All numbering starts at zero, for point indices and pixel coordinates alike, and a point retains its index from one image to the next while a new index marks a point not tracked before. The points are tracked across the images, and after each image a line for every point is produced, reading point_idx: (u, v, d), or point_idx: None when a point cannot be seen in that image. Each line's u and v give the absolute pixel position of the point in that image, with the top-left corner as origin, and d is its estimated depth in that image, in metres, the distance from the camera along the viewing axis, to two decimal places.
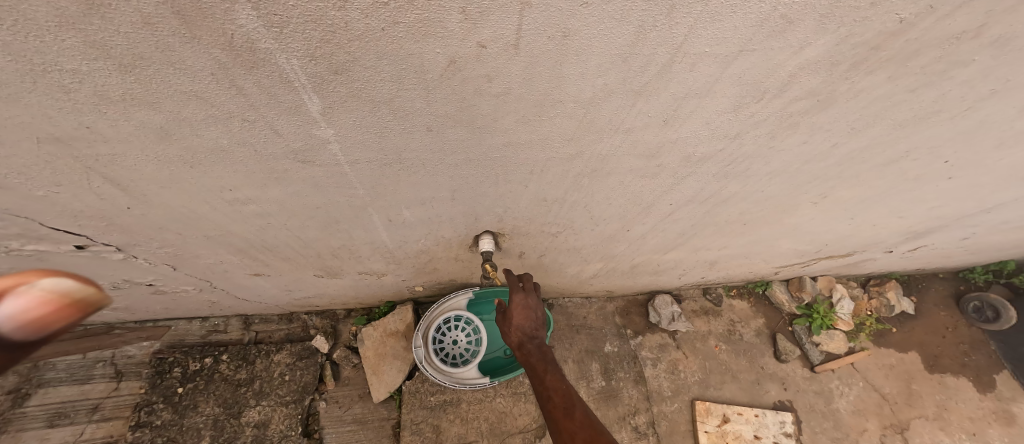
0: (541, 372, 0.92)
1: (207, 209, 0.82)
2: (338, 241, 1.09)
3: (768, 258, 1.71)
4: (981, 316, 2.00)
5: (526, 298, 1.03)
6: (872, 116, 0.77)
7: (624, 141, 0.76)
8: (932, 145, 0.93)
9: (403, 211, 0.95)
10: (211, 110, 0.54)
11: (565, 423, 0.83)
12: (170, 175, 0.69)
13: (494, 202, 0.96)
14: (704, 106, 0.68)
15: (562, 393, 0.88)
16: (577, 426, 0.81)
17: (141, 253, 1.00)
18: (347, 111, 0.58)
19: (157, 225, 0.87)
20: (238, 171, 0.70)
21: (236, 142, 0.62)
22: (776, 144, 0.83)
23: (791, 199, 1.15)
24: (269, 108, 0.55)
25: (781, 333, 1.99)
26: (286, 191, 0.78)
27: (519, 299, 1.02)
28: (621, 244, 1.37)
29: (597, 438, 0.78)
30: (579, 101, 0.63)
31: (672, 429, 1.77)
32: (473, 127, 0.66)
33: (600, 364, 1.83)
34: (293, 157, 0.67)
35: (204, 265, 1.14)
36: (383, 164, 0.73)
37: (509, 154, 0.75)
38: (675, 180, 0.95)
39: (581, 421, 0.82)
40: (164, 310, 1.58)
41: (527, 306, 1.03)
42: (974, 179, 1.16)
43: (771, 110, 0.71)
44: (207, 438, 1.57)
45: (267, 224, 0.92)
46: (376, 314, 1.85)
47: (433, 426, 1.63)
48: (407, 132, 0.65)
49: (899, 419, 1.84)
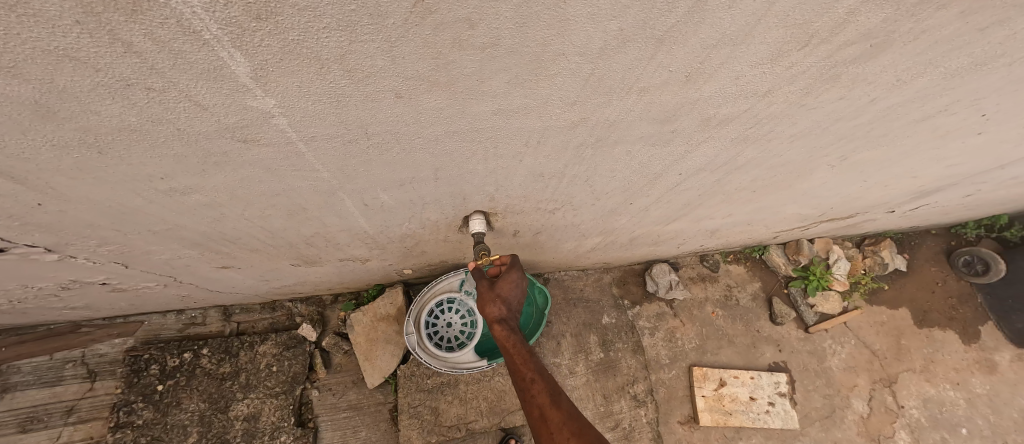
0: (522, 356, 0.89)
1: (142, 202, 0.69)
2: (310, 229, 0.96)
3: (771, 224, 1.63)
4: (970, 270, 1.96)
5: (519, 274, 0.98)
6: (927, 63, 0.66)
7: (638, 103, 0.64)
8: (976, 97, 0.82)
9: (380, 193, 0.82)
10: (97, 76, 0.41)
11: (551, 413, 0.79)
12: (77, 163, 0.55)
13: (484, 179, 0.83)
14: (738, 56, 0.56)
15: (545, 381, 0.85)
16: (564, 417, 0.79)
17: (80, 253, 0.87)
18: (288, 73, 0.44)
19: (86, 222, 0.73)
20: (163, 155, 0.56)
21: (149, 120, 0.48)
22: (809, 101, 0.72)
23: (810, 162, 1.04)
24: (178, 72, 0.42)
25: (777, 295, 1.95)
26: (233, 177, 0.65)
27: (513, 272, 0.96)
28: (622, 217, 1.26)
29: (586, 432, 0.76)
30: (586, 53, 0.50)
31: (670, 396, 1.76)
32: (455, 92, 0.53)
33: (598, 336, 1.78)
34: (230, 135, 0.54)
35: (160, 260, 1.01)
36: (347, 139, 0.60)
37: (499, 123, 0.63)
38: (688, 147, 0.84)
39: (569, 413, 0.79)
40: (131, 306, 1.45)
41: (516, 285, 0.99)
42: (1003, 134, 1.06)
43: (813, 61, 0.60)
44: (195, 435, 1.49)
45: (222, 215, 0.79)
46: (364, 298, 1.75)
47: (431, 408, 1.59)
48: (371, 99, 0.51)
49: (888, 373, 1.85)
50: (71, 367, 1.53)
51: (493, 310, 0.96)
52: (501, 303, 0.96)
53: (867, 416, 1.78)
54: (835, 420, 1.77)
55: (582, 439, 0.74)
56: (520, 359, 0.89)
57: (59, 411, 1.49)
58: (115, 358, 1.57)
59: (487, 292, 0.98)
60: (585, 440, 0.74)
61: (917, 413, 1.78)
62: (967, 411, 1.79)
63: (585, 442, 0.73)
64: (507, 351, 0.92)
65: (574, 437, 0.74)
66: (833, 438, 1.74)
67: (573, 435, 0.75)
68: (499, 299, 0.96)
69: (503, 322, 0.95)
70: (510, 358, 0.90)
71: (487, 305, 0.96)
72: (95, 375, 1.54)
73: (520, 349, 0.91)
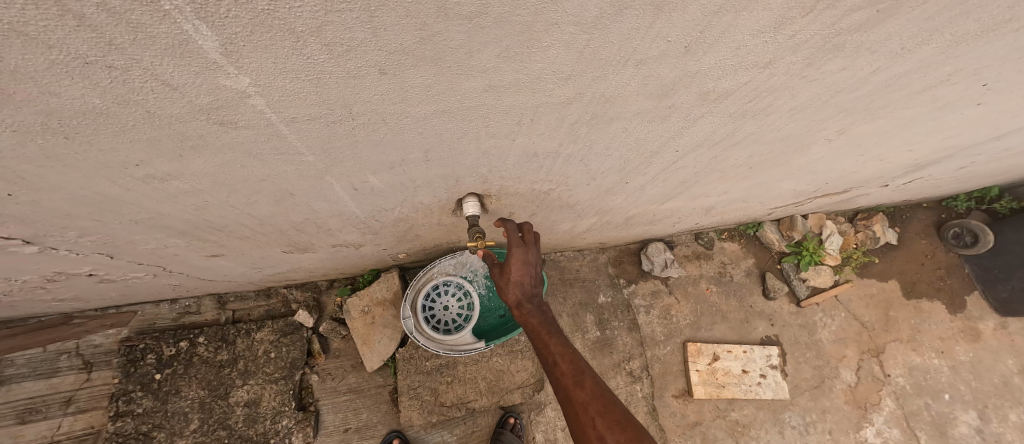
0: (544, 336, 0.89)
1: (119, 190, 0.66)
2: (299, 215, 0.94)
3: (767, 201, 1.62)
4: (959, 242, 1.95)
5: (526, 253, 0.94)
6: (933, 29, 0.63)
7: (634, 76, 0.61)
8: (980, 66, 0.80)
9: (369, 177, 0.80)
10: (51, 54, 0.38)
11: (576, 394, 0.80)
12: (44, 150, 0.52)
13: (476, 160, 0.81)
14: (738, 24, 0.53)
15: (569, 360, 0.84)
16: (589, 397, 0.78)
17: (61, 244, 0.84)
18: (260, 48, 0.41)
19: (63, 213, 0.70)
20: (134, 139, 0.53)
21: (115, 102, 0.45)
22: (810, 73, 0.70)
23: (808, 136, 1.02)
24: (140, 48, 0.39)
25: (770, 271, 1.96)
26: (214, 162, 0.62)
27: (517, 255, 0.94)
28: (618, 196, 1.25)
29: (613, 411, 0.76)
30: (580, 22, 0.47)
31: (665, 371, 1.79)
32: (442, 68, 0.50)
33: (594, 315, 1.80)
34: (205, 117, 0.51)
35: (148, 250, 0.98)
36: (330, 121, 0.57)
37: (490, 101, 0.60)
38: (685, 123, 0.82)
39: (594, 392, 0.79)
40: (122, 296, 1.43)
41: (526, 263, 0.94)
42: (1004, 104, 1.04)
43: (817, 28, 0.57)
44: (196, 421, 1.50)
45: (205, 203, 0.77)
46: (360, 283, 1.74)
47: (431, 389, 1.60)
48: (354, 75, 0.48)
49: (876, 343, 1.89)
50: (66, 358, 1.52)
51: (510, 295, 0.95)
52: (517, 285, 0.95)
53: (855, 385, 1.83)
54: (824, 389, 1.82)
55: (608, 419, 0.74)
56: (542, 341, 0.89)
57: (57, 402, 1.49)
58: (110, 349, 1.56)
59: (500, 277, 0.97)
60: (612, 420, 0.74)
61: (902, 381, 1.84)
62: (950, 377, 1.85)
63: (611, 422, 0.74)
64: (531, 333, 0.92)
65: (601, 418, 0.75)
66: (822, 407, 1.79)
67: (600, 415, 0.75)
68: (512, 282, 0.94)
69: (522, 306, 0.95)
70: (535, 340, 0.91)
71: (506, 291, 0.95)
72: (91, 365, 1.54)
73: (543, 330, 0.90)
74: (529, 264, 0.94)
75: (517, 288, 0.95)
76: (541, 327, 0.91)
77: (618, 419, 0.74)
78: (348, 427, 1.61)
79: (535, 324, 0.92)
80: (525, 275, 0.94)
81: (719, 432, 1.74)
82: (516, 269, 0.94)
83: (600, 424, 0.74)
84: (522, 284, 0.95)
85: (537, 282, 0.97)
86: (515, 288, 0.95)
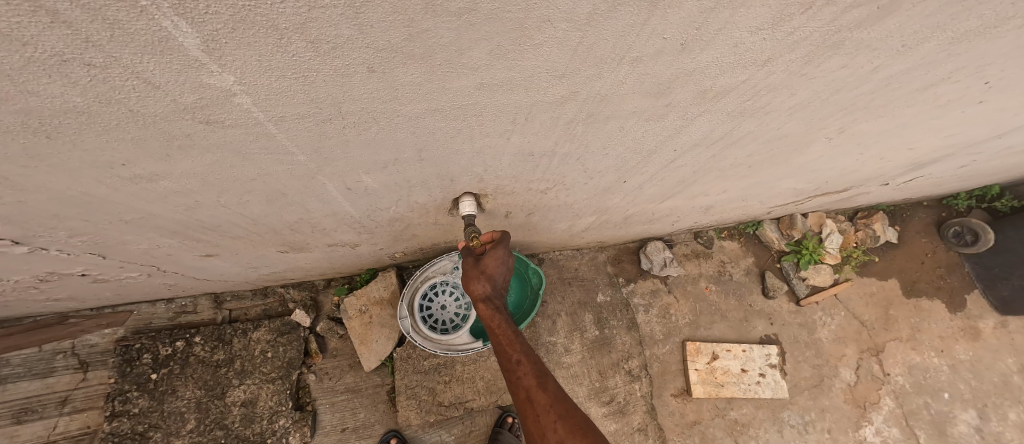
0: (509, 338, 0.89)
1: (107, 191, 0.65)
2: (293, 215, 0.93)
3: (766, 200, 1.61)
4: (959, 241, 1.93)
5: (505, 253, 0.97)
6: (934, 27, 0.62)
7: (630, 75, 0.60)
8: (982, 64, 0.78)
9: (363, 176, 0.79)
10: (26, 51, 0.36)
11: (538, 396, 0.79)
12: (26, 150, 0.51)
13: (471, 159, 0.80)
14: (735, 21, 0.52)
15: (533, 364, 0.85)
16: (550, 399, 0.78)
17: (51, 244, 0.83)
18: (244, 45, 0.40)
19: (51, 213, 0.69)
20: (119, 139, 0.52)
21: (97, 101, 0.44)
22: (810, 70, 0.68)
23: (808, 135, 1.01)
24: (118, 45, 0.37)
25: (769, 270, 1.95)
26: (202, 162, 0.61)
27: (496, 252, 0.95)
28: (615, 195, 1.24)
29: (575, 416, 0.75)
30: (573, 19, 0.46)
31: (664, 370, 1.79)
32: (432, 65, 0.49)
33: (593, 315, 1.80)
34: (190, 116, 0.50)
35: (140, 250, 0.98)
36: (319, 119, 0.56)
37: (483, 99, 0.59)
38: (683, 122, 0.80)
39: (556, 396, 0.79)
40: (117, 296, 1.42)
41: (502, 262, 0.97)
42: (1005, 103, 1.03)
43: (816, 25, 0.56)
44: (193, 421, 1.49)
45: (196, 203, 0.76)
46: (358, 283, 1.73)
47: (428, 389, 1.60)
48: (342, 73, 0.47)
49: (875, 343, 1.88)
50: (62, 358, 1.52)
51: (477, 289, 0.94)
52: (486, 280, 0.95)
53: (854, 384, 1.82)
54: (823, 388, 1.81)
55: (570, 423, 0.74)
56: (506, 341, 0.88)
57: (53, 402, 1.48)
58: (106, 348, 1.55)
59: (473, 269, 0.97)
60: (573, 423, 0.74)
61: (901, 380, 1.83)
62: (949, 376, 1.84)
63: (573, 425, 0.73)
64: (494, 335, 0.91)
65: (562, 421, 0.74)
66: (820, 406, 1.78)
67: (560, 418, 0.75)
68: (484, 276, 0.94)
69: (487, 302, 0.94)
70: (498, 343, 0.90)
71: (472, 283, 0.95)
72: (87, 365, 1.53)
73: (507, 330, 0.90)
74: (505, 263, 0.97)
75: (485, 283, 0.94)
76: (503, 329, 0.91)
77: (578, 423, 0.74)
78: (345, 427, 1.61)
79: (498, 325, 0.92)
80: (497, 273, 0.96)
81: (718, 431, 1.73)
82: (492, 265, 0.96)
83: (561, 427, 0.73)
84: (491, 281, 0.95)
85: (505, 285, 0.99)
86: (484, 283, 0.94)
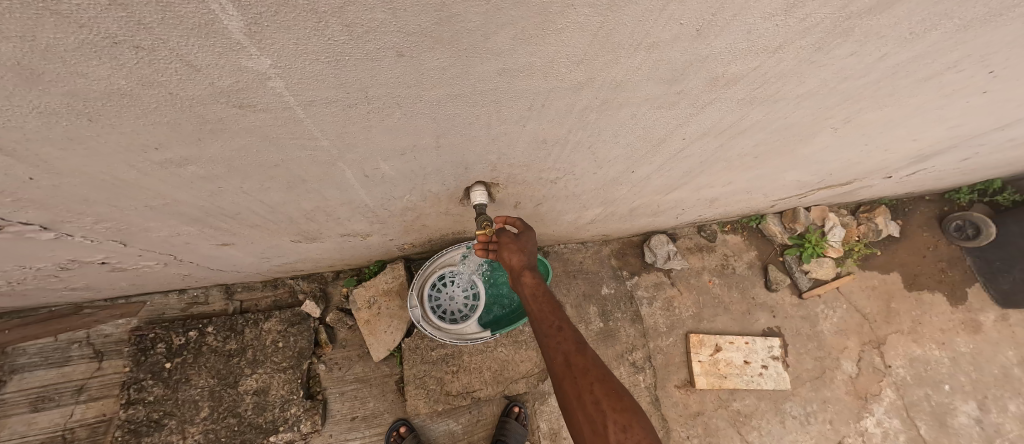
0: (547, 306, 0.90)
1: (137, 175, 0.67)
2: (310, 203, 0.95)
3: (769, 193, 1.63)
4: (961, 234, 1.95)
5: (532, 235, 1.01)
6: (942, 13, 0.64)
7: (646, 61, 0.62)
8: (988, 52, 0.80)
9: (380, 164, 0.81)
10: (82, 33, 0.38)
11: (576, 360, 0.81)
12: (67, 132, 0.53)
13: (486, 147, 0.82)
14: (750, 7, 0.54)
15: (570, 331, 0.86)
16: (588, 364, 0.81)
17: (76, 231, 0.85)
18: (284, 28, 0.42)
19: (80, 198, 0.71)
20: (155, 122, 0.54)
21: (139, 83, 0.46)
22: (819, 58, 0.70)
23: (813, 125, 1.03)
24: (167, 28, 0.39)
25: (772, 263, 1.97)
26: (229, 146, 0.63)
27: (529, 233, 1.00)
28: (622, 187, 1.25)
29: (610, 382, 0.79)
30: (595, 4, 0.48)
31: (668, 362, 1.81)
32: (458, 50, 0.51)
33: (598, 307, 1.82)
34: (225, 100, 0.52)
35: (159, 238, 1.00)
36: (345, 104, 0.58)
37: (503, 85, 0.61)
38: (693, 109, 0.82)
39: (594, 361, 0.82)
40: (132, 286, 1.44)
41: (534, 242, 1.00)
42: (1008, 93, 1.04)
43: (828, 12, 0.58)
44: (207, 409, 1.52)
45: (219, 189, 0.77)
46: (366, 275, 1.75)
47: (436, 379, 1.62)
48: (371, 58, 0.49)
49: (877, 335, 1.90)
50: (77, 347, 1.54)
51: (516, 260, 0.95)
52: (524, 253, 0.96)
53: (856, 375, 1.84)
54: (825, 380, 1.83)
55: (605, 387, 0.77)
56: (545, 308, 0.90)
57: (69, 390, 1.51)
58: (120, 338, 1.57)
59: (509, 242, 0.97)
60: (609, 388, 0.77)
61: (903, 372, 1.85)
62: (950, 369, 1.86)
63: (609, 390, 0.77)
64: (530, 300, 0.92)
65: (599, 385, 0.78)
66: (822, 397, 1.81)
67: (598, 381, 0.78)
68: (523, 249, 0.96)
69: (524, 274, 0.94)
70: (537, 312, 0.91)
71: (511, 255, 0.95)
72: (102, 354, 1.55)
73: (545, 299, 0.91)
74: (535, 245, 1.00)
75: (524, 257, 0.95)
76: (541, 298, 0.91)
77: (613, 388, 0.78)
78: (355, 415, 1.64)
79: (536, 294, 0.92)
80: (531, 252, 0.98)
81: (721, 422, 1.76)
82: (527, 242, 0.98)
83: (597, 389, 0.77)
84: (528, 255, 0.96)
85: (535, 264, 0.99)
86: (522, 257, 0.95)
